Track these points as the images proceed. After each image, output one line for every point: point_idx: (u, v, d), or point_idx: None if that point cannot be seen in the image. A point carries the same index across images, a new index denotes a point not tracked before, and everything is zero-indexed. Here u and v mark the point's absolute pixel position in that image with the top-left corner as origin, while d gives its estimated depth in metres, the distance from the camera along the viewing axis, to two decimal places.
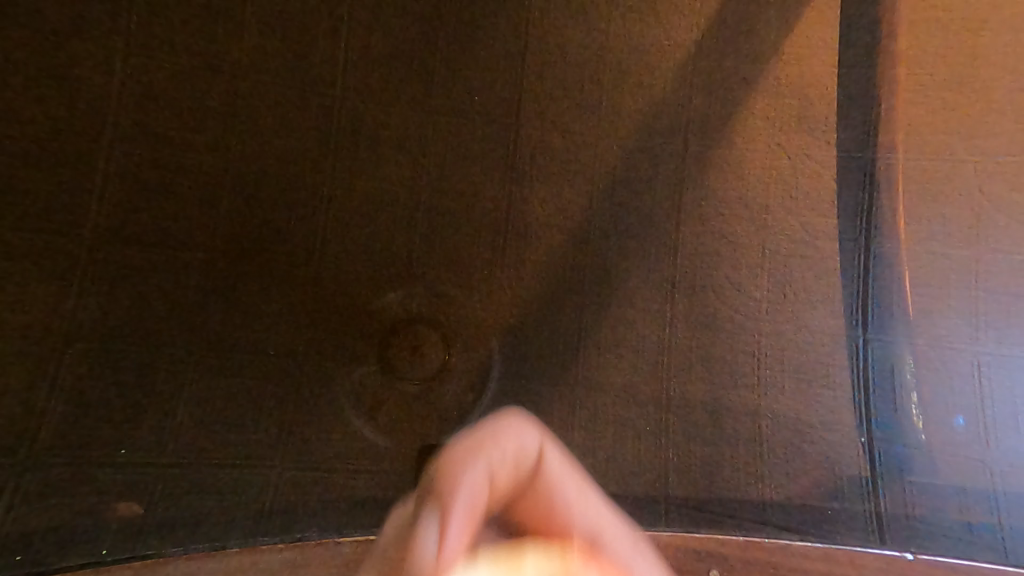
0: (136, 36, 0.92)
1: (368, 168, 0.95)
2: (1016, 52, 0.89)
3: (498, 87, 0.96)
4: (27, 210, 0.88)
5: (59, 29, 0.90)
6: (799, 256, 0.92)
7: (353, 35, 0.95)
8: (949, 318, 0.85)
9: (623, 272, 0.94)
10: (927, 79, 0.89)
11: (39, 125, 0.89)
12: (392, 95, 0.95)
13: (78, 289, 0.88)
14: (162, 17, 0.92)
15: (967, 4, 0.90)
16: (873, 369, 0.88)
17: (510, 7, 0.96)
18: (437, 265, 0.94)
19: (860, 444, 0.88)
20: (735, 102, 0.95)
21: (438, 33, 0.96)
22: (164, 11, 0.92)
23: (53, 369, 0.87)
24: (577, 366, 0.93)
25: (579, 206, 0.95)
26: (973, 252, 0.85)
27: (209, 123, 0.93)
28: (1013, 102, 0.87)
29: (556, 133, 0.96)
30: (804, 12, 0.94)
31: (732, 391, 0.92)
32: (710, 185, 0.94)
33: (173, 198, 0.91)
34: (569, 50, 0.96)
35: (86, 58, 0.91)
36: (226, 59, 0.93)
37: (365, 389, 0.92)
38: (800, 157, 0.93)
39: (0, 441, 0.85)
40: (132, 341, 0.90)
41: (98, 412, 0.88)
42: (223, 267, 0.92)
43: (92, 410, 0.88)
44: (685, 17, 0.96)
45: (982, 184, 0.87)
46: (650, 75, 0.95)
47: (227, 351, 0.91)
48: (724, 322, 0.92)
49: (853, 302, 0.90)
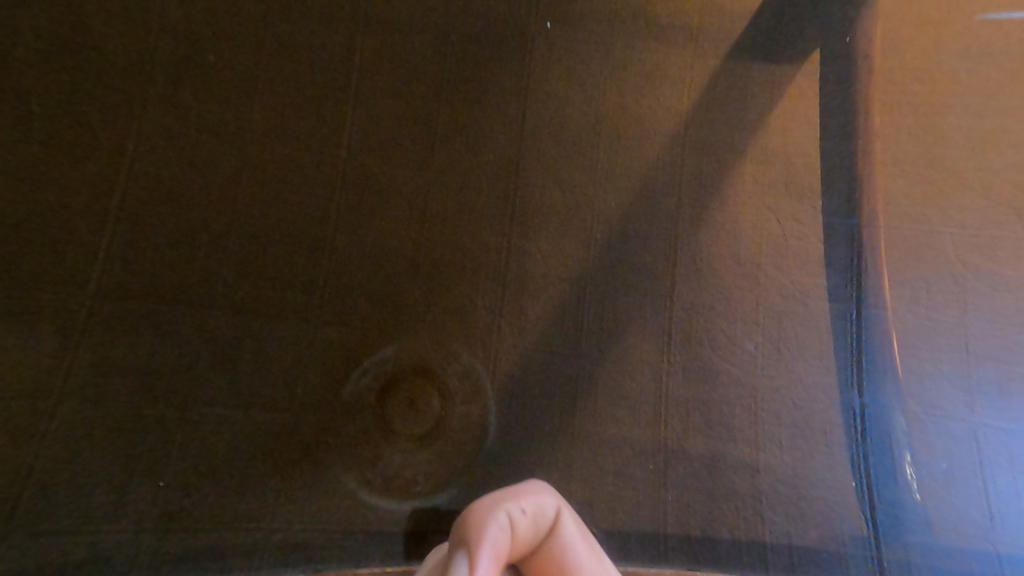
0: (158, 87, 0.96)
1: (376, 222, 0.97)
2: (978, 133, 0.98)
3: (501, 146, 1.01)
4: (34, 250, 0.89)
5: (83, 79, 0.94)
6: (792, 313, 0.95)
7: (367, 96, 1.01)
8: (935, 380, 0.91)
9: (621, 325, 0.96)
10: (900, 156, 0.98)
11: (52, 171, 0.91)
12: (403, 152, 1.00)
13: (77, 328, 0.88)
14: (184, 71, 0.97)
15: (931, 90, 1.00)
16: (868, 431, 0.91)
17: (516, 74, 1.03)
18: (439, 317, 0.95)
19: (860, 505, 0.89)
20: (726, 166, 1.01)
21: (448, 93, 1.02)
22: (187, 65, 0.97)
23: (44, 411, 0.86)
24: (576, 417, 0.93)
25: (577, 258, 0.99)
26: (953, 317, 0.92)
27: (220, 171, 0.95)
28: (978, 179, 0.96)
29: (558, 189, 1.01)
30: (786, 90, 1.03)
31: (732, 447, 0.92)
32: (703, 244, 0.99)
33: (178, 242, 0.92)
34: (568, 113, 1.03)
35: (109, 107, 0.94)
36: (244, 115, 0.97)
37: (360, 441, 0.90)
38: (789, 220, 0.99)
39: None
40: (126, 387, 0.88)
41: (87, 456, 0.85)
42: (224, 312, 0.91)
43: (83, 454, 0.85)
44: (677, 89, 1.03)
45: (957, 253, 0.94)
46: (644, 139, 1.02)
47: (222, 396, 0.89)
48: (719, 375, 0.94)
49: (846, 364, 0.93)
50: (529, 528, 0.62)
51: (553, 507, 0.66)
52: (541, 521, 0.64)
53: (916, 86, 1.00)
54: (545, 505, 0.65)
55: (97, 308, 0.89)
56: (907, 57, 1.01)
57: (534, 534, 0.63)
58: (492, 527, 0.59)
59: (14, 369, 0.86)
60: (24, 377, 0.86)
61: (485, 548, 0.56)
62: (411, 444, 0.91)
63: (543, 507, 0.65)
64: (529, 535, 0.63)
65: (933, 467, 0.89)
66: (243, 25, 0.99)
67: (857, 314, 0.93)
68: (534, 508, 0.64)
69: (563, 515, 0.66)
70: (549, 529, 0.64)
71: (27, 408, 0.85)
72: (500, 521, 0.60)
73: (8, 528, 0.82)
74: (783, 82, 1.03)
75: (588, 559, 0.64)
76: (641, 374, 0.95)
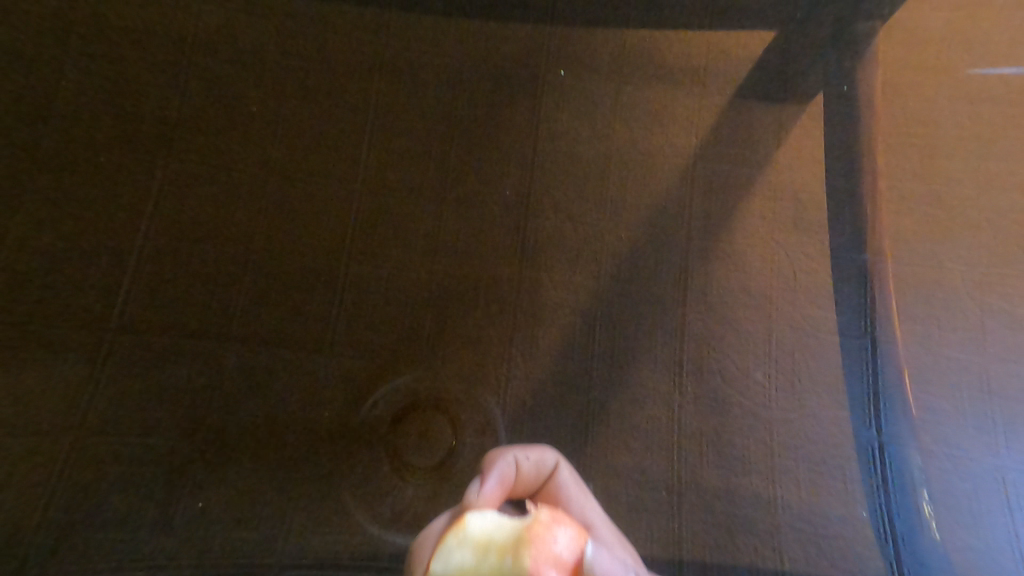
0: (191, 131, 1.02)
1: (392, 253, 0.99)
2: (981, 174, 1.00)
3: (515, 180, 1.04)
4: (68, 284, 0.94)
5: (124, 126, 1.01)
6: (802, 347, 0.96)
7: (385, 135, 1.04)
8: (949, 416, 0.91)
9: (633, 356, 0.96)
10: (905, 195, 1.00)
11: (90, 209, 0.97)
12: (419, 186, 1.03)
13: (103, 358, 0.91)
14: (215, 116, 1.03)
15: (933, 133, 1.03)
16: (890, 467, 0.88)
17: (529, 112, 1.07)
18: (452, 347, 0.96)
19: (882, 543, 0.87)
20: (734, 201, 1.03)
21: (463, 129, 1.05)
22: (219, 110, 1.04)
23: (67, 438, 0.88)
24: (588, 448, 0.92)
25: (589, 289, 0.99)
26: (965, 354, 0.93)
27: (243, 207, 0.99)
28: (982, 218, 0.98)
29: (569, 222, 1.02)
30: (791, 129, 1.06)
31: (748, 481, 0.91)
32: (714, 276, 1.00)
33: (203, 275, 0.96)
34: (580, 149, 1.06)
35: (145, 151, 1.01)
36: (268, 155, 1.02)
37: (370, 474, 0.89)
38: (797, 254, 1.00)
39: (16, 506, 0.84)
40: (144, 416, 0.90)
41: (106, 483, 0.87)
42: (243, 342, 0.94)
43: (103, 480, 0.87)
44: (686, 127, 1.07)
45: (966, 290, 0.95)
46: (653, 174, 1.05)
47: (237, 426, 0.90)
48: (732, 407, 0.94)
49: (865, 398, 0.90)
50: (533, 471, 0.70)
51: (553, 460, 0.73)
52: (542, 468, 0.71)
53: (918, 128, 1.03)
54: (546, 457, 0.73)
55: (119, 341, 0.92)
56: (909, 102, 1.04)
57: (537, 476, 0.70)
58: (501, 463, 0.66)
59: (42, 396, 0.89)
60: (49, 406, 0.89)
61: (494, 472, 0.64)
62: (423, 477, 0.89)
63: (543, 459, 0.72)
64: (531, 478, 0.70)
65: (962, 510, 0.87)
66: (270, 73, 1.06)
67: (872, 351, 0.91)
68: (537, 457, 0.72)
69: (561, 468, 0.74)
70: (549, 477, 0.72)
71: (52, 434, 0.88)
72: (507, 460, 0.67)
73: (24, 555, 0.83)
74: (788, 123, 1.07)
75: (579, 500, 0.72)
76: (652, 405, 0.94)
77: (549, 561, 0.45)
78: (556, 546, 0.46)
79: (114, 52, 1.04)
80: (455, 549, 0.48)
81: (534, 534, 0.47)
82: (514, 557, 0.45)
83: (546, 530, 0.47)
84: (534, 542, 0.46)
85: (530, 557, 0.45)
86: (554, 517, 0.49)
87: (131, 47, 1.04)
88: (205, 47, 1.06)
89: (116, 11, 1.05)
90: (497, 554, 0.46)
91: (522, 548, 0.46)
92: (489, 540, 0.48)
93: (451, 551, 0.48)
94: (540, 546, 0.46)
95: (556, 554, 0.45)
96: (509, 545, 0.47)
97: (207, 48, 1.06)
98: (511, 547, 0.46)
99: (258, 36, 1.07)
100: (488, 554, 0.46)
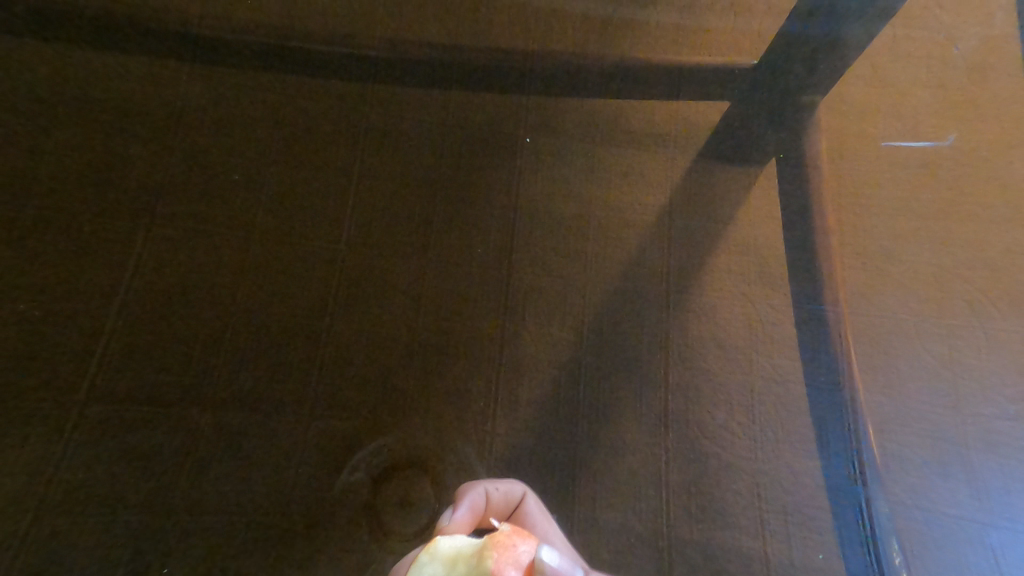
0: (171, 196, 1.03)
1: (374, 310, 1.00)
2: (921, 232, 1.10)
3: (493, 235, 1.07)
4: (40, 353, 0.92)
5: (102, 193, 1.02)
6: (774, 396, 0.99)
7: (368, 196, 1.07)
8: (913, 465, 0.95)
9: (614, 409, 0.97)
10: (856, 251, 1.09)
11: (64, 276, 0.97)
12: (400, 243, 1.05)
13: (69, 430, 0.88)
14: (194, 180, 1.05)
15: (876, 194, 1.13)
16: (868, 514, 0.91)
17: (505, 172, 1.12)
18: (435, 404, 0.95)
19: None
20: (702, 257, 1.08)
21: (443, 189, 1.09)
22: (199, 174, 1.05)
23: (24, 516, 0.83)
24: (570, 504, 0.90)
25: (569, 341, 1.01)
26: (924, 401, 0.99)
27: (223, 269, 1.00)
28: (925, 272, 1.07)
29: (545, 277, 1.05)
30: (750, 191, 1.14)
31: (731, 533, 0.91)
32: (688, 327, 1.03)
33: (181, 338, 0.95)
34: (554, 207, 1.10)
35: (123, 217, 1.01)
36: (251, 216, 1.03)
37: (349, 541, 0.85)
38: (764, 305, 1.05)
39: None
40: (110, 489, 0.86)
41: (62, 563, 0.81)
42: (219, 406, 0.91)
43: (59, 561, 0.81)
44: (654, 188, 1.13)
45: (919, 340, 1.02)
46: (624, 232, 1.10)
47: (208, 495, 0.86)
48: (711, 459, 0.95)
49: (840, 444, 0.96)
50: (502, 501, 0.75)
51: (519, 491, 0.78)
52: (510, 498, 0.76)
53: (864, 191, 1.13)
54: (514, 489, 0.77)
55: (94, 410, 0.90)
56: (854, 168, 1.15)
57: (505, 506, 0.75)
58: (472, 493, 0.71)
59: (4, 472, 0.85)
60: (10, 479, 0.85)
61: (465, 502, 0.69)
62: (404, 545, 0.85)
63: (511, 490, 0.77)
64: (501, 509, 0.74)
65: (938, 561, 0.90)
66: (253, 139, 1.08)
67: (847, 402, 0.98)
68: (505, 488, 0.77)
69: (528, 499, 0.78)
70: (517, 507, 0.76)
71: (7, 513, 0.83)
72: (477, 490, 0.72)
73: None
74: (748, 185, 1.14)
75: (546, 528, 0.76)
76: (632, 458, 0.94)
77: (511, 562, 0.50)
78: (516, 551, 0.51)
79: (98, 121, 1.06)
80: (428, 564, 0.54)
81: (497, 542, 0.52)
82: (478, 560, 0.51)
83: (508, 538, 0.52)
84: (497, 547, 0.51)
85: (493, 559, 0.50)
86: (515, 530, 0.54)
87: (114, 117, 1.07)
88: (190, 113, 1.09)
89: (103, 83, 1.09)
90: (464, 563, 0.52)
91: (485, 553, 0.51)
92: (457, 553, 0.53)
93: (423, 566, 0.54)
94: (502, 551, 0.51)
95: (517, 556, 0.50)
96: (474, 551, 0.52)
97: (193, 115, 1.09)
98: (475, 553, 0.52)
99: (241, 104, 1.10)
100: (457, 565, 0.52)
